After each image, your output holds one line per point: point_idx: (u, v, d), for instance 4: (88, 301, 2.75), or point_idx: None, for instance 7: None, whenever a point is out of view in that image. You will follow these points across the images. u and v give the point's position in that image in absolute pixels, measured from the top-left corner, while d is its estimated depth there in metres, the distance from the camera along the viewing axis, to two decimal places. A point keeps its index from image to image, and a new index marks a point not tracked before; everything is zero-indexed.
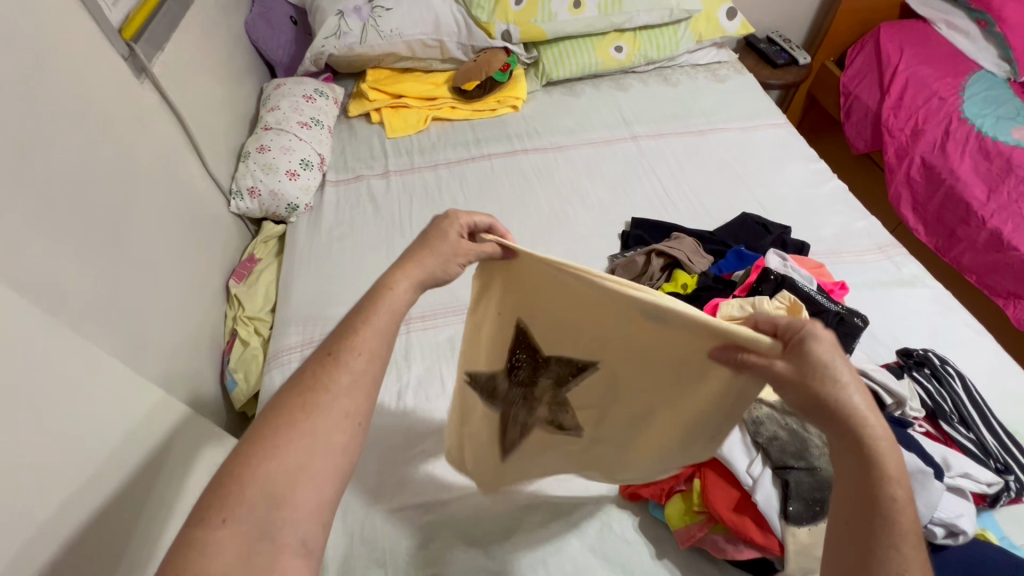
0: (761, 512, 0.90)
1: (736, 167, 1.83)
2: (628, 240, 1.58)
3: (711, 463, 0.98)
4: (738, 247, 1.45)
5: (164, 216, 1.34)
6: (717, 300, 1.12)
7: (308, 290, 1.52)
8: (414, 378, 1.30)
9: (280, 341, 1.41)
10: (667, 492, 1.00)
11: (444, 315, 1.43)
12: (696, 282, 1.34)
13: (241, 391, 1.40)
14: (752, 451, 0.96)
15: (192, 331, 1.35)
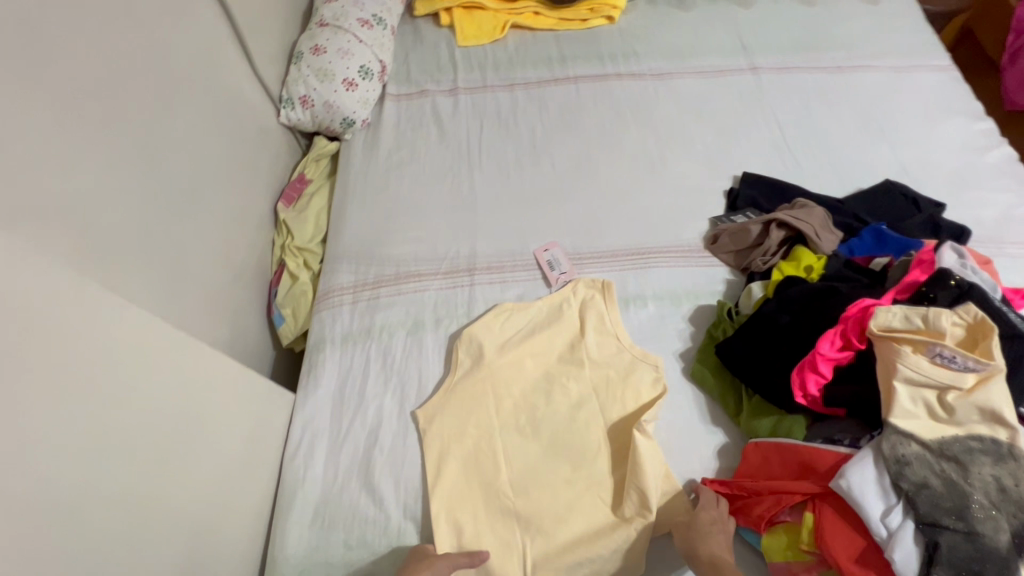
0: (894, 572, 0.75)
1: (879, 118, 1.49)
2: (737, 201, 1.33)
3: (832, 498, 0.83)
4: (880, 226, 1.17)
5: (202, 129, 1.18)
6: (867, 299, 0.90)
7: (362, 223, 1.36)
8: None
9: (331, 280, 1.28)
10: (768, 521, 0.87)
11: (513, 269, 1.26)
12: (824, 266, 1.10)
13: (288, 327, 1.29)
14: (889, 494, 0.79)
15: (236, 258, 1.23)
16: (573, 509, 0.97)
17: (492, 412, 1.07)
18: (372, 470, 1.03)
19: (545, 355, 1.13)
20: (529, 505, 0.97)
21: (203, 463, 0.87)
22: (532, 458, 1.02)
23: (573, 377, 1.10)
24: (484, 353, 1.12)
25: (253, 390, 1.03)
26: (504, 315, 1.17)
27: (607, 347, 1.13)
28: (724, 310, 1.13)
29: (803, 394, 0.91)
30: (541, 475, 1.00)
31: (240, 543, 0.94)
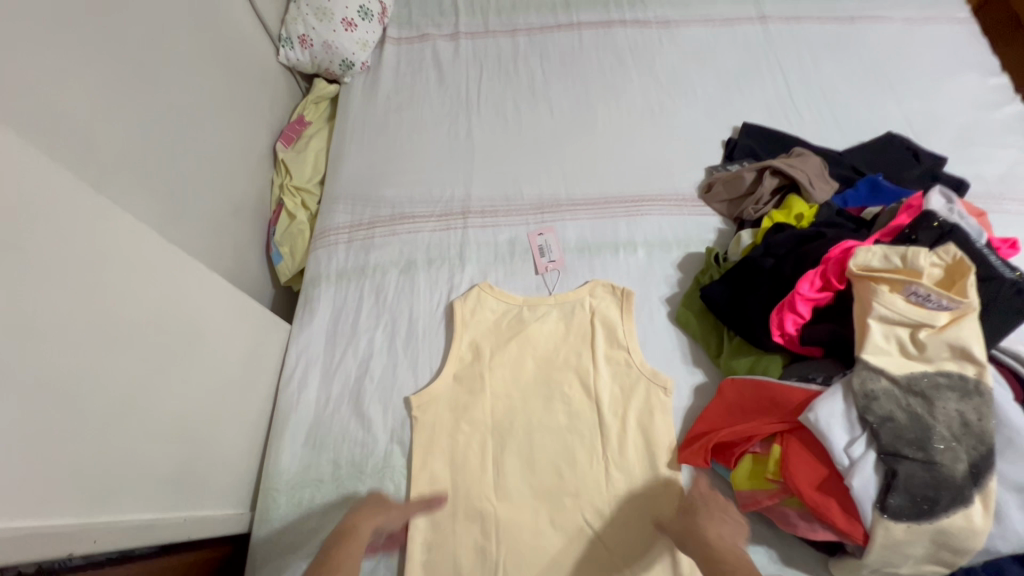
0: (852, 497, 0.78)
1: (888, 72, 1.45)
2: (734, 151, 1.31)
3: (801, 432, 0.85)
4: (876, 176, 1.17)
5: (202, 58, 1.19)
6: (850, 241, 0.91)
7: (360, 166, 1.38)
8: (467, 279, 1.20)
9: (327, 219, 1.30)
10: (738, 453, 0.90)
11: (505, 214, 1.28)
12: (815, 214, 1.10)
13: (286, 265, 1.32)
14: (855, 427, 0.81)
15: (235, 193, 1.25)
16: (559, 526, 0.95)
17: (485, 409, 1.04)
18: (362, 397, 1.07)
19: (550, 358, 1.09)
20: (506, 509, 0.96)
21: (199, 376, 0.91)
22: (521, 462, 1.00)
23: (578, 386, 1.06)
24: (480, 338, 1.11)
25: (250, 315, 1.06)
26: (504, 305, 1.15)
27: (618, 363, 1.08)
28: (711, 257, 1.14)
29: (780, 333, 0.93)
30: (530, 485, 0.98)
31: (234, 457, 0.99)
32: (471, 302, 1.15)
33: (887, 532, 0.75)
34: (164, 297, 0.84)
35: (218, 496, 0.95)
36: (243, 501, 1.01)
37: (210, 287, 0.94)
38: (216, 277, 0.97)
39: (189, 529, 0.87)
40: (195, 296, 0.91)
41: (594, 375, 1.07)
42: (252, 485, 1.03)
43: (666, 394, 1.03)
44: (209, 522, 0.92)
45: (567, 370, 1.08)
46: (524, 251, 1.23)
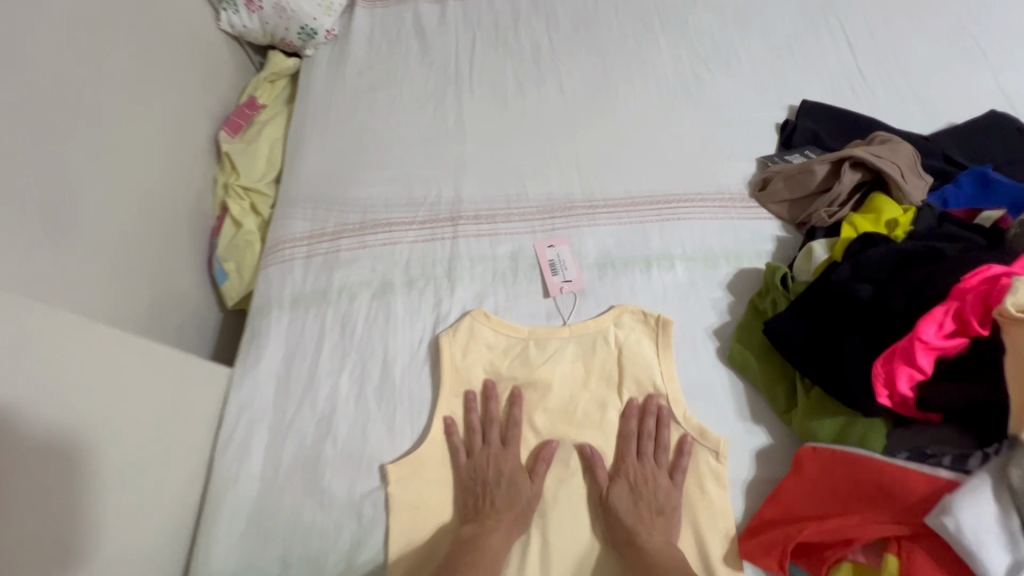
0: None
1: (978, 33, 1.16)
2: (793, 137, 1.05)
3: (929, 542, 0.61)
4: (985, 168, 0.90)
5: (96, 24, 0.91)
6: (993, 266, 0.64)
7: (323, 159, 1.11)
8: (459, 305, 0.94)
9: (281, 227, 1.04)
10: (832, 560, 0.66)
11: (506, 220, 1.01)
12: (914, 221, 0.84)
13: (232, 285, 1.06)
14: (1018, 541, 0.56)
15: (159, 199, 0.99)
16: None
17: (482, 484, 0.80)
18: (323, 467, 0.82)
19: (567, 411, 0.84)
20: None
21: (76, 464, 0.65)
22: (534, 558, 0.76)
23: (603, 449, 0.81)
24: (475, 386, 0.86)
25: (168, 365, 0.80)
26: (505, 340, 0.89)
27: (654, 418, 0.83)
28: (773, 277, 0.88)
29: (888, 393, 0.67)
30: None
31: (150, 558, 0.74)
32: (461, 336, 0.89)
33: None
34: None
35: None
36: None
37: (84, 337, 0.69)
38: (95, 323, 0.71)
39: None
40: (58, 353, 0.65)
41: (623, 435, 0.82)
42: None
43: (718, 459, 0.79)
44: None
45: (587, 427, 0.83)
46: (531, 266, 0.96)
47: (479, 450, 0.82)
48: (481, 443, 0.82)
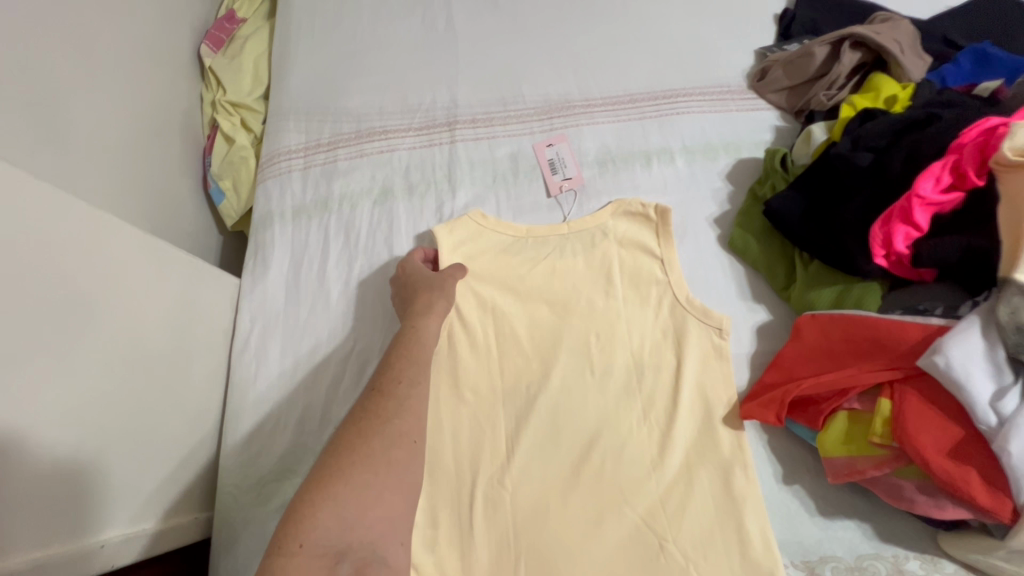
0: (1002, 468, 0.58)
1: None
2: (791, 27, 1.03)
3: (919, 382, 0.65)
4: (984, 45, 0.90)
5: None
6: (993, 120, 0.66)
7: (313, 71, 1.08)
8: (461, 206, 0.94)
9: (276, 141, 1.02)
10: (829, 410, 0.69)
11: (504, 122, 1.00)
12: (913, 95, 0.83)
13: (230, 204, 1.05)
14: (1002, 372, 0.60)
15: (150, 113, 0.97)
16: (606, 522, 0.75)
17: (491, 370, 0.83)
18: (338, 362, 0.84)
19: (571, 303, 0.86)
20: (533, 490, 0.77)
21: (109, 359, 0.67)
22: (546, 437, 0.79)
23: (607, 333, 0.83)
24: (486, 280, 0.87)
25: (179, 267, 0.79)
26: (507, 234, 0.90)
27: (658, 305, 0.85)
28: (774, 160, 0.89)
29: (885, 253, 0.69)
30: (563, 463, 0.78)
31: (176, 449, 0.77)
32: (465, 232, 0.90)
33: None
34: (24, 260, 0.57)
35: (159, 500, 0.75)
36: (199, 502, 0.81)
37: (105, 239, 0.67)
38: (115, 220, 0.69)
39: (110, 555, 0.68)
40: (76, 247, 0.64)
41: (626, 318, 0.84)
42: (209, 478, 0.83)
43: (720, 336, 0.81)
44: (153, 535, 0.73)
45: (589, 314, 0.85)
46: (531, 166, 0.96)
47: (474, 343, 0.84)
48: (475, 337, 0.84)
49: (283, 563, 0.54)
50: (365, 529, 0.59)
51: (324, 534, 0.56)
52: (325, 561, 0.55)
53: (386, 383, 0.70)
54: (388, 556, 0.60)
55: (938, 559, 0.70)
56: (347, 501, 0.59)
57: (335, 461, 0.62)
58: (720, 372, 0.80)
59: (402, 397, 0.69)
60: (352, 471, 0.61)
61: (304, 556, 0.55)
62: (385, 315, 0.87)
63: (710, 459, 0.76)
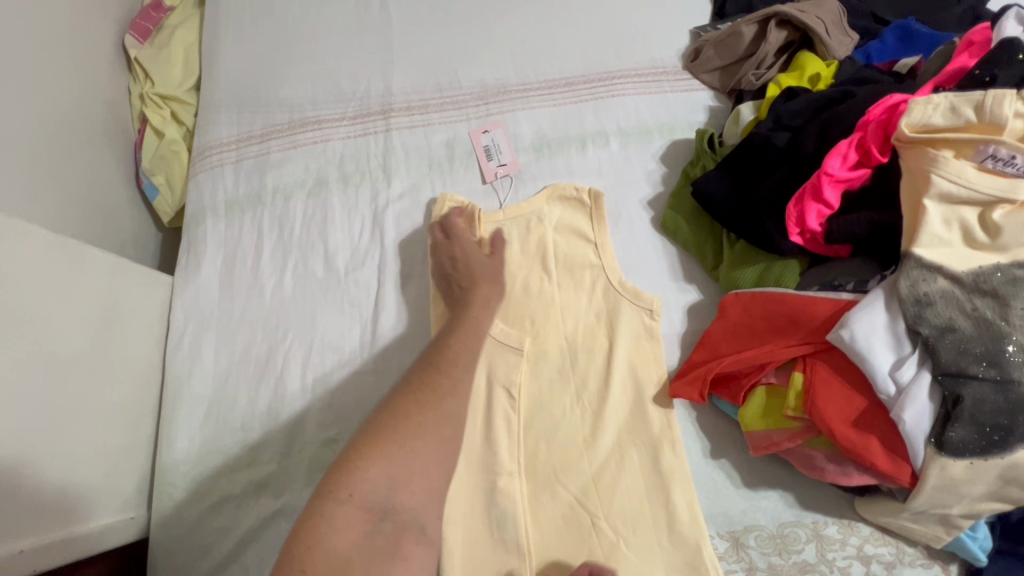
0: (900, 434, 0.60)
1: None
2: (726, 6, 1.03)
3: (828, 355, 0.67)
4: (908, 20, 0.90)
5: None
6: (898, 97, 0.67)
7: (244, 60, 1.05)
8: (397, 195, 0.93)
9: (207, 133, 1.00)
10: (748, 386, 0.71)
11: (441, 108, 0.99)
12: (835, 73, 0.85)
13: (165, 199, 1.03)
14: (902, 343, 0.62)
15: (72, 107, 0.93)
16: (543, 503, 0.76)
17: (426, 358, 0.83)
18: (276, 356, 0.84)
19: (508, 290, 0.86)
20: (469, 474, 0.77)
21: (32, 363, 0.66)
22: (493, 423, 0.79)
23: (539, 318, 0.84)
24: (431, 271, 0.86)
25: (97, 266, 0.77)
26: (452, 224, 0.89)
27: (591, 288, 0.86)
28: (703, 142, 0.90)
29: (800, 231, 0.71)
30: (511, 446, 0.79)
31: (107, 452, 0.76)
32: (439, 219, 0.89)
33: (943, 472, 0.59)
34: None
35: (94, 503, 0.73)
36: (136, 502, 0.80)
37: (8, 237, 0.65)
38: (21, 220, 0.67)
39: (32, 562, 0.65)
40: None
41: (559, 301, 0.85)
42: (147, 479, 0.82)
43: (651, 317, 0.82)
44: (75, 543, 0.70)
45: (523, 301, 0.85)
46: (467, 153, 0.95)
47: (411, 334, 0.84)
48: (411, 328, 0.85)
49: (330, 510, 0.53)
50: (410, 495, 0.57)
51: (372, 489, 0.55)
52: (369, 516, 0.54)
53: (444, 361, 0.68)
54: (427, 526, 0.57)
55: (856, 523, 0.73)
56: (400, 461, 0.57)
57: (385, 420, 0.60)
58: (649, 352, 0.81)
59: (457, 378, 0.65)
60: (403, 433, 0.58)
61: (352, 508, 0.53)
62: (353, 298, 0.87)
63: (641, 439, 0.78)
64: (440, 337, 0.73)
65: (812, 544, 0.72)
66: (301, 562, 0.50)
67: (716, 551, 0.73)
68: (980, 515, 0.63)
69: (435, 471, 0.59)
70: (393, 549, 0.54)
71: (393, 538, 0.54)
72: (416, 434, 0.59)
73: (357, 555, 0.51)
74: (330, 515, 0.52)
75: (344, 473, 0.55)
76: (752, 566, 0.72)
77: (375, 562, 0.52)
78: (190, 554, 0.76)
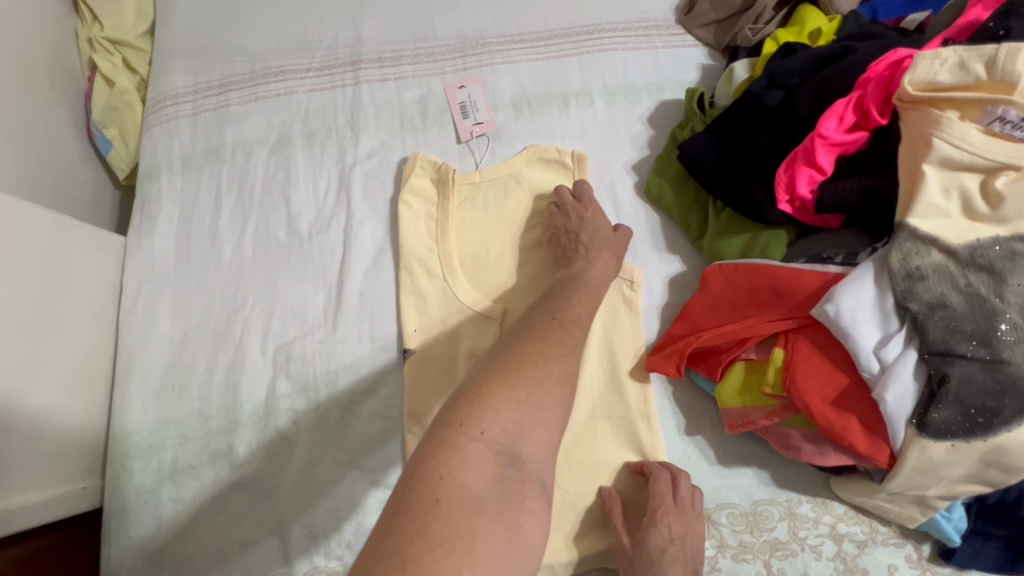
0: (882, 414, 0.58)
1: None
2: None
3: (812, 332, 0.64)
4: None
5: None
6: (902, 53, 0.62)
7: (200, 3, 0.97)
8: (368, 153, 0.87)
9: (161, 83, 0.93)
10: (727, 361, 0.68)
11: (416, 60, 0.92)
12: (837, 28, 0.79)
13: (119, 153, 0.96)
14: (890, 319, 0.59)
15: (11, 49, 0.85)
16: None
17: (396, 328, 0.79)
18: (235, 322, 0.80)
19: (485, 256, 0.81)
20: None
21: None
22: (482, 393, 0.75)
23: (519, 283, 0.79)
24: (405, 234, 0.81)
25: (35, 222, 0.72)
26: (432, 183, 0.84)
27: None
28: (694, 102, 0.84)
29: (789, 199, 0.66)
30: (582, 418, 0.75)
31: (56, 419, 0.72)
32: (419, 184, 0.83)
33: (923, 454, 0.56)
34: None
35: (41, 473, 0.69)
36: (87, 470, 0.76)
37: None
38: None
39: None
40: None
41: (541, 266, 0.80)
42: (100, 448, 0.78)
43: (631, 287, 0.78)
44: (13, 516, 0.65)
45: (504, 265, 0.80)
46: (441, 110, 0.89)
47: (382, 302, 0.80)
48: (382, 294, 0.80)
49: (463, 444, 0.46)
50: (535, 447, 0.50)
51: (502, 430, 0.48)
52: (500, 459, 0.47)
53: (566, 319, 0.62)
54: (546, 480, 0.50)
55: (830, 502, 0.71)
56: (527, 406, 0.51)
57: (513, 364, 0.54)
58: (630, 322, 0.77)
59: (577, 340, 0.60)
60: (532, 382, 0.52)
61: (483, 448, 0.47)
62: (319, 263, 0.82)
63: (617, 413, 0.75)
64: (565, 295, 0.67)
65: (784, 522, 0.70)
66: (432, 491, 0.44)
67: None
68: (958, 497, 0.61)
69: (558, 422, 0.52)
70: (519, 498, 0.47)
71: (520, 485, 0.47)
72: (542, 385, 0.53)
73: (490, 496, 0.45)
74: (463, 452, 0.46)
75: (476, 408, 0.49)
76: (722, 544, 0.70)
77: (505, 504, 0.45)
78: (148, 525, 0.73)
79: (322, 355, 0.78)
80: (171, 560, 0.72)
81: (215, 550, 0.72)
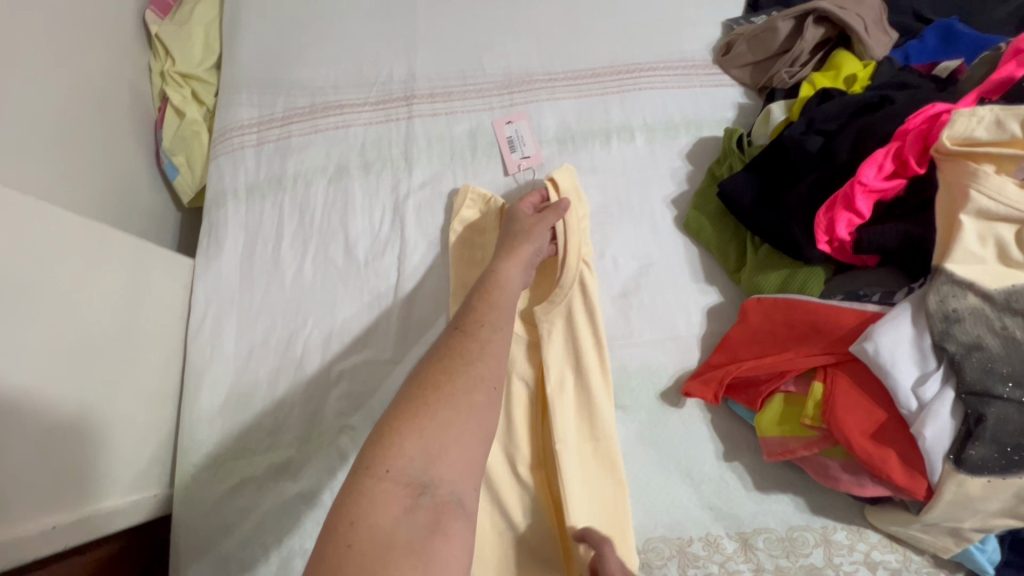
0: (920, 448, 0.61)
1: None
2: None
3: (850, 368, 0.67)
4: (951, 19, 0.87)
5: None
6: (939, 107, 0.66)
7: (265, 41, 1.03)
8: (418, 184, 0.92)
9: (228, 115, 0.99)
10: (767, 393, 0.71)
11: (464, 96, 0.97)
12: (872, 75, 0.83)
13: (185, 180, 1.02)
14: (926, 358, 0.62)
15: (97, 87, 0.93)
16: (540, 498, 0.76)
17: None
18: (295, 343, 0.85)
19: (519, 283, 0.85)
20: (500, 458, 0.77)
21: (69, 344, 0.69)
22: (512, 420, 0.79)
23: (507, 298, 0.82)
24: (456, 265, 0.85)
25: (123, 250, 0.78)
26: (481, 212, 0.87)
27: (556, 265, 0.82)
28: (731, 141, 0.88)
29: (828, 239, 0.70)
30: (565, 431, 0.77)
31: (135, 431, 0.78)
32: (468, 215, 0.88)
33: (960, 489, 0.59)
34: None
35: (119, 481, 0.75)
36: (157, 479, 0.82)
37: (31, 218, 0.65)
38: (45, 204, 0.68)
39: (57, 539, 0.66)
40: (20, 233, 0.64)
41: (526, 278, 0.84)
42: (169, 459, 0.84)
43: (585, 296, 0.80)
44: (100, 521, 0.71)
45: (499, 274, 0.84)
46: (489, 144, 0.94)
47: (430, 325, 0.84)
48: (430, 319, 0.85)
49: (370, 486, 0.49)
50: (450, 467, 0.52)
51: (410, 462, 0.50)
52: (410, 491, 0.49)
53: (469, 324, 0.63)
54: (468, 498, 0.51)
55: (864, 530, 0.74)
56: (429, 431, 0.52)
57: (415, 394, 0.56)
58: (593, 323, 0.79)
59: (485, 341, 0.61)
60: (436, 405, 0.54)
61: (392, 484, 0.49)
62: (371, 287, 0.87)
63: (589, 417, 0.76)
64: (473, 300, 0.68)
65: (820, 548, 0.73)
66: (344, 536, 0.45)
67: (725, 551, 0.74)
68: (993, 530, 0.64)
69: (473, 435, 0.54)
70: (435, 524, 0.48)
71: (435, 514, 0.48)
72: (447, 403, 0.54)
73: (400, 531, 0.46)
74: (369, 491, 0.48)
75: (381, 448, 0.51)
76: (759, 567, 0.73)
77: (419, 536, 0.46)
78: (213, 530, 0.78)
79: (376, 376, 0.82)
80: (234, 566, 0.77)
81: (272, 557, 0.76)
